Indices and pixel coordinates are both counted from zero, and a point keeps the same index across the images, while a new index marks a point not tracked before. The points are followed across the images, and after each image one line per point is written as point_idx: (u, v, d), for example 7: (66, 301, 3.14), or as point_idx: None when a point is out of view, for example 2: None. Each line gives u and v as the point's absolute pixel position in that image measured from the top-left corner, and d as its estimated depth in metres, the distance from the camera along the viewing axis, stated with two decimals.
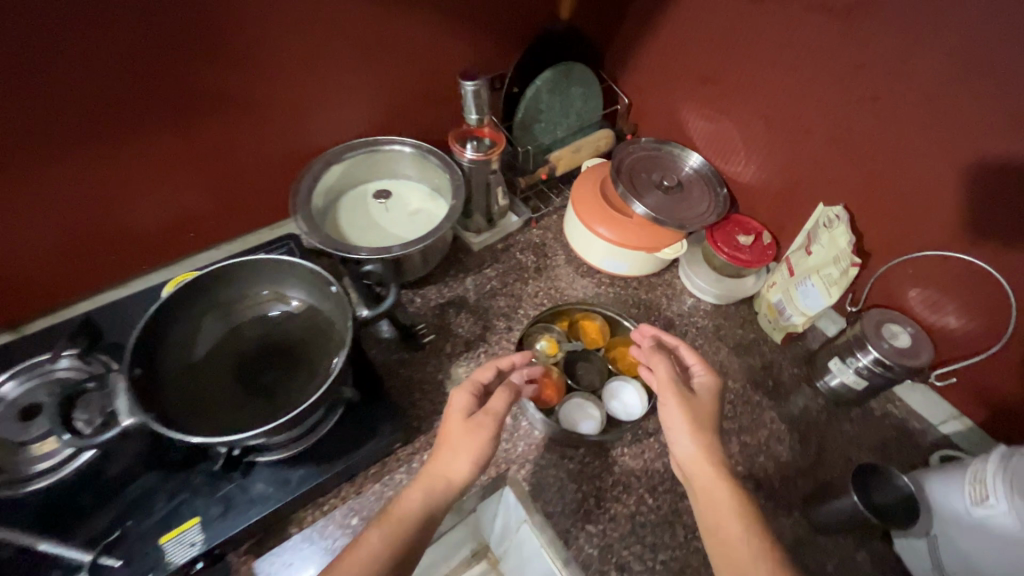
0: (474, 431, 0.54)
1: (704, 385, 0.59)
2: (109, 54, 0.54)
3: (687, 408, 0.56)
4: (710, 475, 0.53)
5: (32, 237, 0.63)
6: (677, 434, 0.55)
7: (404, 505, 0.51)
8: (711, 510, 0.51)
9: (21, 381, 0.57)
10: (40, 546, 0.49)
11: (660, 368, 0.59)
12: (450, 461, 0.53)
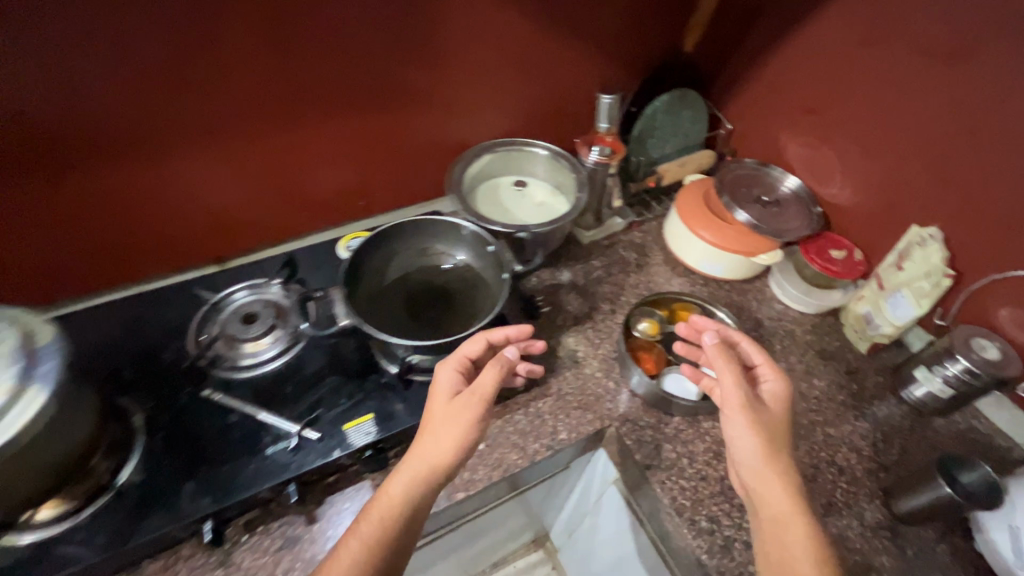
0: (456, 414, 0.56)
1: (771, 391, 0.63)
2: (333, 43, 0.70)
3: (758, 431, 0.58)
4: (784, 502, 0.54)
5: (244, 186, 0.79)
6: (747, 460, 0.58)
7: (391, 496, 0.53)
8: (778, 534, 0.53)
9: (248, 293, 0.74)
10: (259, 415, 0.64)
11: (728, 378, 0.61)
12: (436, 445, 0.55)
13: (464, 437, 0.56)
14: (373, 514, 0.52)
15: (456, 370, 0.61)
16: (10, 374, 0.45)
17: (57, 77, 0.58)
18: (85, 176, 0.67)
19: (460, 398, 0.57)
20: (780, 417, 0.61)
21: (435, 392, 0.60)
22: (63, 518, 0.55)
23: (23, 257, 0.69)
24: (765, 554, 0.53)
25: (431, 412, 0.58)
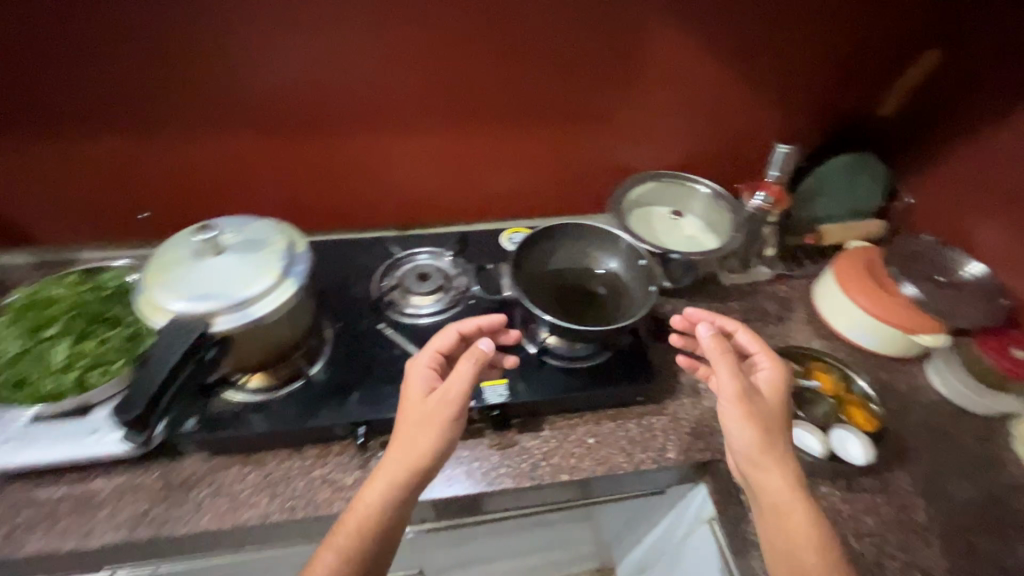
0: (428, 420, 0.61)
1: (767, 379, 0.66)
2: (533, 57, 0.81)
3: (753, 423, 0.61)
4: (785, 493, 0.59)
5: (430, 169, 0.92)
6: (744, 451, 0.61)
7: (367, 502, 0.58)
8: (780, 521, 0.59)
9: (428, 256, 0.88)
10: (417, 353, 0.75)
11: (722, 372, 0.62)
12: (409, 446, 0.60)
13: (438, 437, 0.60)
14: (353, 519, 0.58)
15: (431, 368, 0.66)
16: (279, 264, 0.60)
17: (320, 55, 0.76)
18: (325, 137, 0.85)
19: (432, 401, 0.62)
20: (776, 404, 0.64)
21: (408, 393, 0.64)
22: (265, 390, 0.70)
23: (268, 191, 0.90)
24: (773, 542, 0.59)
25: (407, 411, 0.63)
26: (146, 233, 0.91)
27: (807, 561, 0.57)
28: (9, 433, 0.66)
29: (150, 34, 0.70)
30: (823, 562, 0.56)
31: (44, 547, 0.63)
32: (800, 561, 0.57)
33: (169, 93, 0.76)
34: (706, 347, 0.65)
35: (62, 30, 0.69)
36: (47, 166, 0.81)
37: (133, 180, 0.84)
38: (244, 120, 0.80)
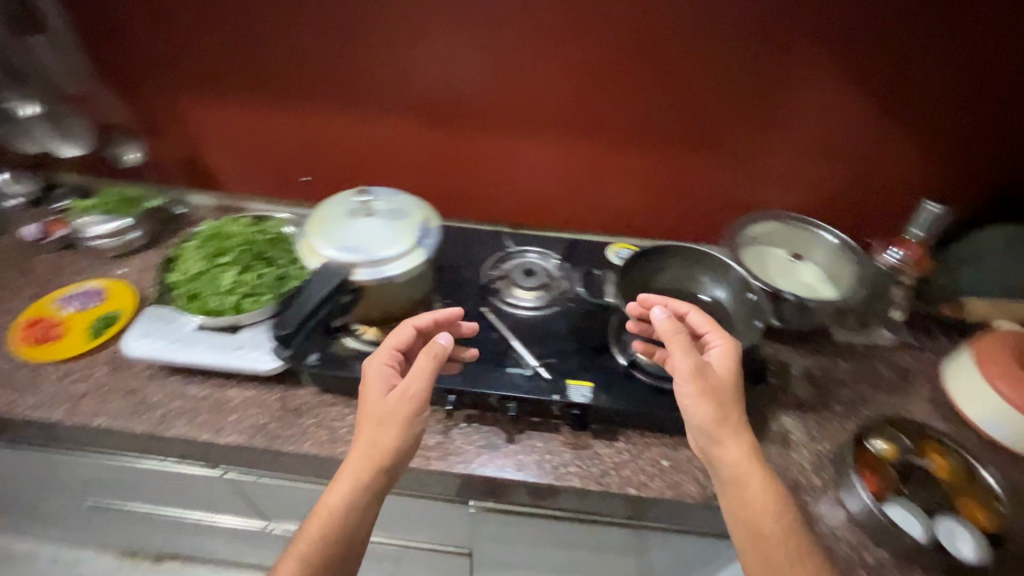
0: (387, 420, 0.63)
1: (720, 355, 0.67)
2: (670, 80, 0.84)
3: (703, 399, 0.62)
4: (742, 467, 0.60)
5: (550, 175, 0.98)
6: (700, 427, 0.62)
7: (330, 505, 0.61)
8: (739, 501, 0.59)
9: (537, 256, 0.93)
10: (512, 340, 0.80)
11: (677, 351, 0.64)
12: (371, 445, 0.63)
13: (401, 435, 0.63)
14: (318, 520, 0.61)
15: (387, 367, 0.68)
16: (415, 235, 0.68)
17: (469, 58, 0.85)
18: (462, 132, 0.93)
19: (391, 400, 0.64)
20: (729, 381, 0.65)
21: (367, 393, 0.66)
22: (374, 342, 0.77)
23: (405, 174, 1.00)
24: (733, 515, 0.60)
25: (366, 408, 0.65)
26: (303, 195, 1.06)
27: (766, 531, 0.58)
28: (182, 333, 0.81)
29: (346, 26, 0.84)
30: (780, 528, 0.58)
31: (187, 432, 0.75)
32: (759, 532, 0.58)
33: (348, 77, 0.89)
34: (661, 330, 0.66)
35: (282, 18, 0.84)
36: (243, 127, 0.97)
37: (303, 148, 0.99)
38: (402, 108, 0.92)
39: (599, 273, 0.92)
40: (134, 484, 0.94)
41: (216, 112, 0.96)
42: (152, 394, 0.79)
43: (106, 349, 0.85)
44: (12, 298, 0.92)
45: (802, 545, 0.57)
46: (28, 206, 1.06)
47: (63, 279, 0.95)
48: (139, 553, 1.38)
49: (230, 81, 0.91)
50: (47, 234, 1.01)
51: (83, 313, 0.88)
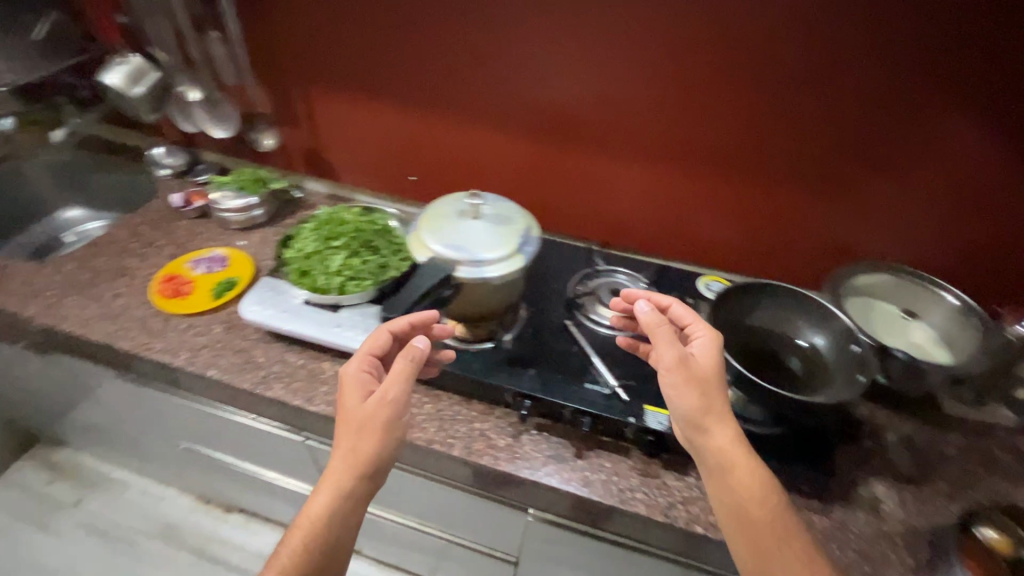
0: (365, 428, 0.62)
1: (703, 346, 0.66)
2: (781, 116, 0.83)
3: (688, 388, 0.63)
4: (730, 451, 0.61)
5: (644, 198, 0.98)
6: (687, 417, 0.63)
7: (310, 518, 0.60)
8: (725, 484, 0.61)
9: (625, 277, 0.93)
10: (592, 357, 0.81)
11: (662, 343, 0.64)
12: (351, 454, 0.61)
13: (382, 442, 0.62)
14: (297, 533, 0.60)
15: (363, 372, 0.66)
16: (518, 241, 0.71)
17: (579, 78, 0.88)
18: (563, 147, 0.97)
19: (368, 408, 0.63)
20: (714, 371, 0.64)
21: (344, 400, 0.64)
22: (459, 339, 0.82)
23: (504, 183, 1.05)
24: (722, 499, 0.61)
25: (345, 415, 0.64)
26: (408, 192, 1.13)
27: (754, 514, 0.59)
28: (291, 306, 0.89)
29: (473, 40, 0.89)
30: (769, 512, 0.59)
31: (284, 396, 0.82)
32: (747, 516, 0.59)
33: (466, 87, 0.94)
34: (645, 322, 0.66)
35: (416, 29, 0.91)
36: (364, 125, 1.06)
37: (413, 149, 1.06)
38: (511, 120, 0.96)
39: (691, 301, 0.90)
40: (226, 435, 1.03)
41: (343, 110, 1.05)
42: (259, 355, 0.87)
43: (225, 310, 0.94)
44: (156, 255, 1.05)
45: (791, 525, 0.59)
46: (173, 176, 1.22)
47: (197, 243, 1.08)
48: (211, 502, 1.50)
49: (360, 83, 1.00)
50: (189, 203, 1.13)
51: (209, 276, 0.99)
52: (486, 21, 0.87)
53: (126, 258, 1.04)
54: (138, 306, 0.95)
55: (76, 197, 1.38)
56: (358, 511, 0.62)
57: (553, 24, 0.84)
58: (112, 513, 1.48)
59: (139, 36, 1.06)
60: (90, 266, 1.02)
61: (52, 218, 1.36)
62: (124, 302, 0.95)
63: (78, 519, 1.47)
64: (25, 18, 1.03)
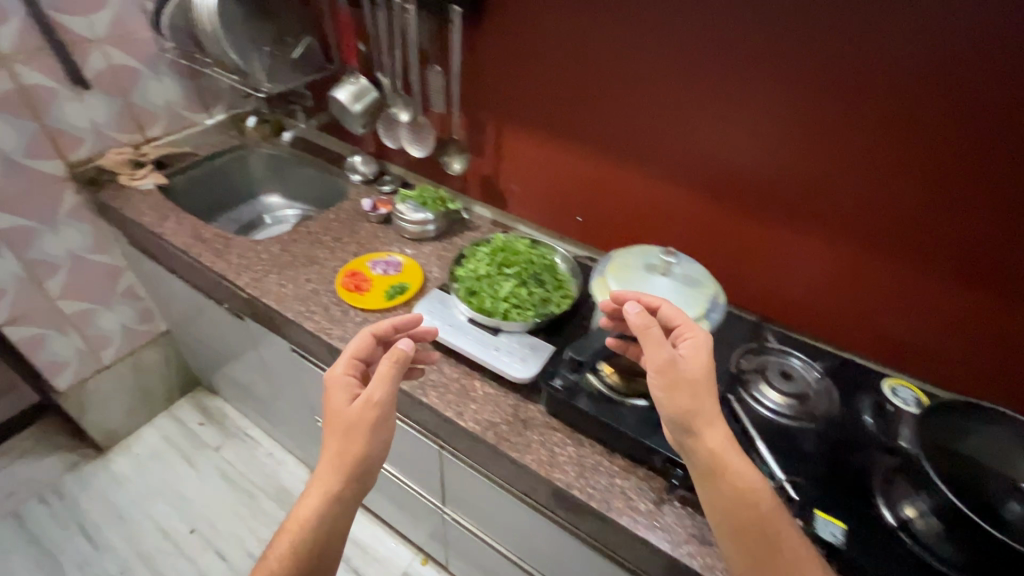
0: (352, 429, 0.70)
1: (690, 344, 0.64)
2: (1006, 224, 0.73)
3: (676, 391, 0.61)
4: (722, 450, 0.59)
5: (819, 279, 0.92)
6: (677, 419, 0.61)
7: (304, 515, 0.70)
8: (714, 484, 0.59)
9: (801, 364, 0.85)
10: (755, 439, 0.74)
11: (651, 347, 0.62)
12: (337, 456, 0.70)
13: (367, 443, 0.70)
14: (291, 529, 0.69)
15: (349, 375, 0.76)
16: (705, 306, 0.69)
17: (769, 149, 0.86)
18: (735, 213, 0.95)
19: (355, 411, 0.71)
20: (705, 372, 0.62)
21: (332, 404, 0.73)
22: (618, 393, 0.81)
23: (668, 238, 1.05)
24: (715, 503, 0.59)
25: (332, 417, 0.72)
26: (571, 231, 1.17)
27: (746, 520, 0.58)
28: (455, 320, 0.95)
29: (671, 100, 0.91)
30: (762, 513, 0.58)
31: (437, 404, 0.87)
32: (741, 519, 0.58)
33: (651, 141, 0.97)
34: (635, 324, 0.63)
35: (619, 83, 0.94)
36: (543, 163, 1.12)
37: (584, 192, 1.10)
38: (687, 179, 0.97)
39: (889, 409, 0.81)
40: None
41: (528, 147, 1.11)
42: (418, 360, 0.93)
43: (394, 311, 1.03)
44: (342, 250, 1.18)
45: (781, 528, 0.58)
46: (361, 182, 1.38)
47: (376, 245, 1.20)
48: None
49: (553, 124, 1.05)
50: (375, 209, 1.26)
51: (385, 277, 1.09)
52: (687, 84, 0.88)
53: (318, 248, 1.17)
54: (324, 293, 1.06)
55: (277, 184, 1.61)
56: (348, 505, 0.71)
57: (751, 95, 0.84)
58: (241, 464, 1.65)
59: (367, 62, 1.21)
60: (289, 250, 1.17)
61: (259, 201, 1.61)
62: (313, 287, 1.07)
63: (214, 462, 1.65)
64: (288, 40, 1.21)
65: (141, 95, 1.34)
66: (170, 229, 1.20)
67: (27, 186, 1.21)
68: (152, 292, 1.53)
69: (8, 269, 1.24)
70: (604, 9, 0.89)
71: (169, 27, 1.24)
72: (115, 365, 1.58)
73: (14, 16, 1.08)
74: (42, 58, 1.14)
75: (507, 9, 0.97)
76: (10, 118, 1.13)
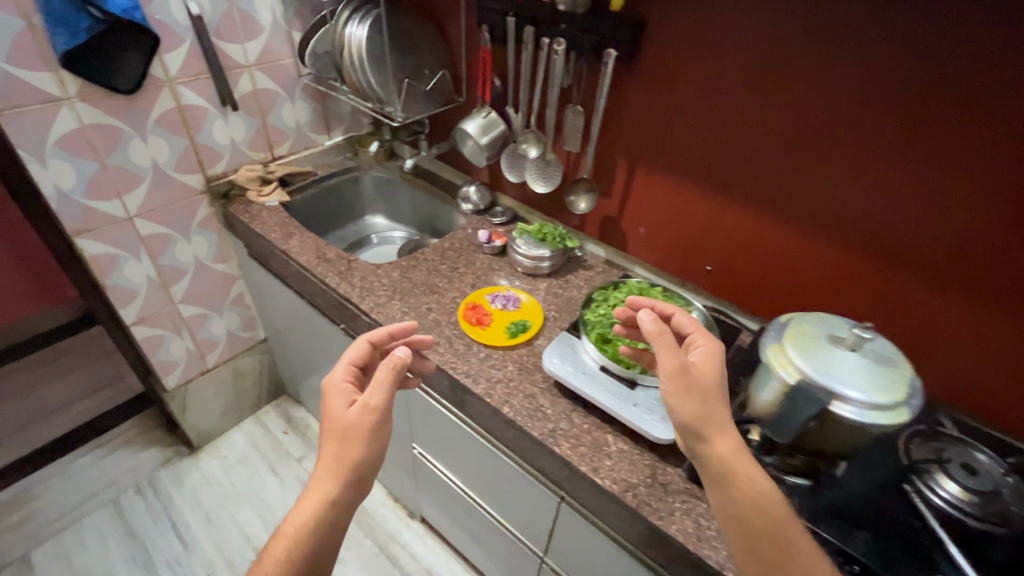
0: (351, 432, 0.73)
1: (700, 353, 0.72)
2: None
3: (687, 396, 0.68)
4: (730, 456, 0.66)
5: (990, 355, 0.83)
6: (687, 425, 0.68)
7: (298, 519, 0.70)
8: (721, 490, 0.66)
9: (987, 459, 0.72)
10: (946, 544, 0.65)
11: (662, 351, 0.70)
12: (337, 459, 0.72)
13: (363, 447, 0.73)
14: (285, 535, 0.69)
15: (347, 382, 0.80)
16: (904, 390, 0.63)
17: (935, 211, 0.79)
18: (887, 274, 0.88)
19: (354, 414, 0.74)
20: (713, 379, 0.70)
21: (330, 409, 0.76)
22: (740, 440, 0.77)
23: (805, 295, 0.99)
24: (725, 508, 0.65)
25: (328, 421, 0.76)
26: (699, 281, 1.12)
27: (756, 525, 0.63)
28: (587, 368, 0.91)
29: (827, 156, 0.86)
30: (771, 520, 0.63)
31: (570, 456, 0.83)
32: (749, 524, 0.63)
33: (798, 195, 0.92)
34: (652, 331, 0.71)
35: (772, 136, 0.91)
36: (673, 209, 1.09)
37: (713, 239, 1.06)
38: (831, 235, 0.91)
39: None
40: (477, 460, 1.10)
41: (661, 191, 1.08)
42: (547, 406, 0.90)
43: (517, 350, 1.01)
44: (460, 281, 1.18)
45: (790, 534, 0.63)
46: (472, 212, 1.38)
47: (492, 278, 1.20)
48: (399, 501, 1.62)
49: (690, 172, 1.03)
50: (490, 240, 1.26)
51: (505, 312, 1.08)
52: (841, 135, 0.84)
53: (436, 277, 1.18)
54: (446, 324, 1.06)
55: (382, 206, 1.66)
56: (346, 511, 0.72)
57: (916, 151, 0.78)
58: None
59: (500, 96, 1.21)
60: (409, 276, 1.18)
61: (364, 220, 1.66)
62: (434, 317, 1.07)
63: (296, 472, 1.67)
64: (424, 72, 1.23)
65: (275, 117, 1.41)
66: (295, 247, 1.24)
67: (171, 198, 1.29)
68: (259, 301, 1.59)
69: (144, 272, 1.32)
70: (761, 63, 0.87)
71: (311, 57, 1.34)
72: (217, 368, 1.63)
73: (184, 41, 1.16)
74: (201, 80, 1.22)
75: (659, 55, 0.96)
76: (166, 134, 1.22)
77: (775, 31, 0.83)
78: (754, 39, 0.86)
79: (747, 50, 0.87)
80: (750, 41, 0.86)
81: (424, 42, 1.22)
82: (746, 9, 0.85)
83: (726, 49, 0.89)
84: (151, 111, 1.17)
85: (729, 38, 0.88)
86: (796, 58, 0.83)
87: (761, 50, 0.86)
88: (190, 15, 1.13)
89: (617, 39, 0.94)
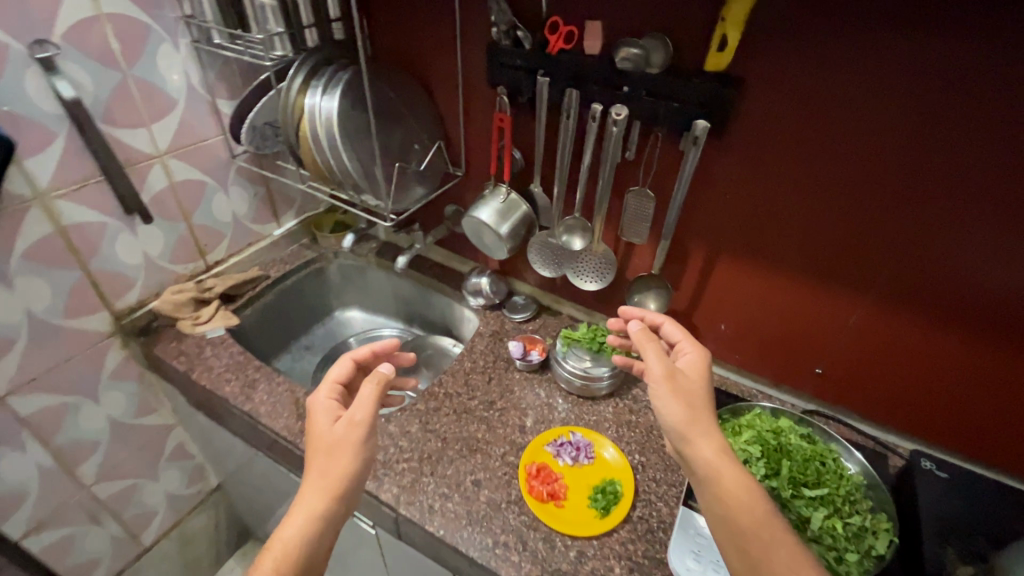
0: (340, 446, 0.57)
1: (688, 360, 0.65)
2: None
3: (676, 399, 0.58)
4: (712, 452, 0.55)
5: None
6: (672, 427, 0.58)
7: (282, 539, 0.53)
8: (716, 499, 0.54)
9: None
10: None
11: (651, 357, 0.61)
12: (330, 469, 0.56)
13: (354, 462, 0.57)
14: (270, 555, 0.52)
15: (332, 400, 0.63)
16: None
17: None
18: None
19: (339, 427, 0.58)
20: (703, 388, 0.61)
21: (313, 429, 0.60)
22: None
23: (953, 398, 0.77)
24: (711, 514, 0.54)
25: (312, 435, 0.60)
26: (804, 386, 0.89)
27: (746, 527, 0.51)
28: None
29: (1001, 242, 0.63)
30: (757, 520, 0.51)
31: None
32: (734, 526, 0.52)
33: (946, 288, 0.69)
34: (636, 337, 0.64)
35: (892, 209, 0.68)
36: (765, 304, 0.85)
37: (815, 336, 0.83)
38: (988, 327, 0.69)
39: None
40: None
41: (745, 281, 0.85)
42: None
43: (615, 535, 0.73)
44: (501, 423, 0.88)
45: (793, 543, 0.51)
46: (485, 307, 1.09)
47: (543, 409, 0.91)
48: None
49: (783, 259, 0.80)
50: (526, 354, 0.97)
51: (579, 472, 0.81)
52: (997, 203, 0.61)
53: (470, 424, 0.87)
54: (507, 507, 0.76)
55: (355, 298, 1.32)
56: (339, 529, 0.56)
57: None
58: None
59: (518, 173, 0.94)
60: (433, 428, 0.86)
61: (332, 318, 1.31)
62: (488, 498, 0.77)
63: None
64: (413, 147, 0.94)
65: (204, 214, 1.04)
66: (264, 406, 0.89)
67: (64, 355, 0.89)
68: (207, 448, 1.20)
69: (33, 464, 0.91)
70: (869, 122, 0.64)
71: (249, 132, 0.95)
72: (158, 544, 1.22)
73: (58, 137, 0.78)
74: (91, 187, 0.84)
75: (740, 122, 0.72)
76: (44, 271, 0.82)
77: (881, 78, 0.62)
78: (871, 96, 0.63)
79: (857, 111, 0.65)
80: (859, 101, 0.64)
81: (409, 106, 0.92)
82: (867, 59, 0.61)
83: (847, 112, 0.65)
84: (16, 244, 0.78)
85: (834, 96, 0.65)
86: (918, 112, 0.61)
87: (894, 110, 0.63)
88: (63, 100, 0.76)
89: (709, 105, 0.69)
